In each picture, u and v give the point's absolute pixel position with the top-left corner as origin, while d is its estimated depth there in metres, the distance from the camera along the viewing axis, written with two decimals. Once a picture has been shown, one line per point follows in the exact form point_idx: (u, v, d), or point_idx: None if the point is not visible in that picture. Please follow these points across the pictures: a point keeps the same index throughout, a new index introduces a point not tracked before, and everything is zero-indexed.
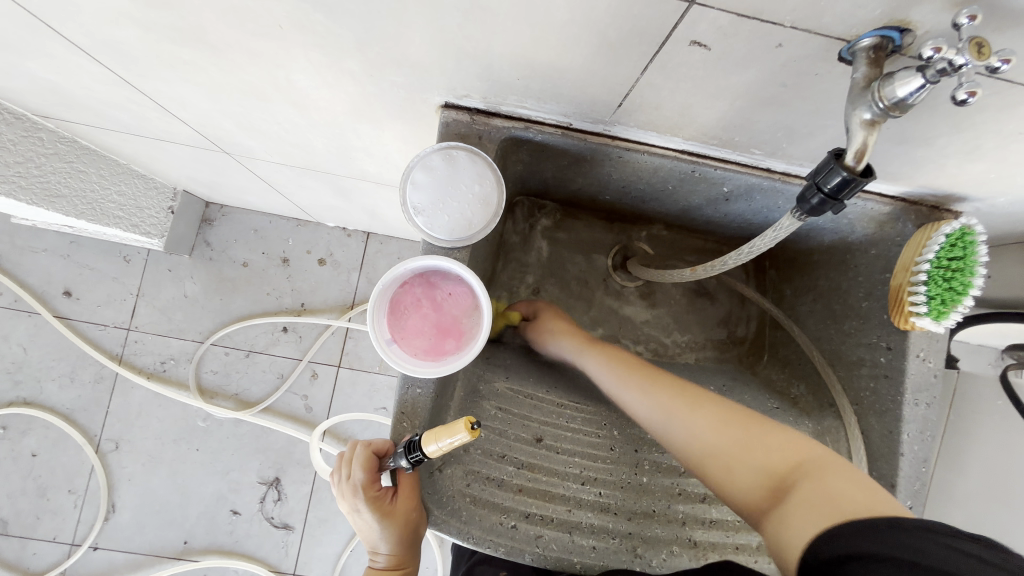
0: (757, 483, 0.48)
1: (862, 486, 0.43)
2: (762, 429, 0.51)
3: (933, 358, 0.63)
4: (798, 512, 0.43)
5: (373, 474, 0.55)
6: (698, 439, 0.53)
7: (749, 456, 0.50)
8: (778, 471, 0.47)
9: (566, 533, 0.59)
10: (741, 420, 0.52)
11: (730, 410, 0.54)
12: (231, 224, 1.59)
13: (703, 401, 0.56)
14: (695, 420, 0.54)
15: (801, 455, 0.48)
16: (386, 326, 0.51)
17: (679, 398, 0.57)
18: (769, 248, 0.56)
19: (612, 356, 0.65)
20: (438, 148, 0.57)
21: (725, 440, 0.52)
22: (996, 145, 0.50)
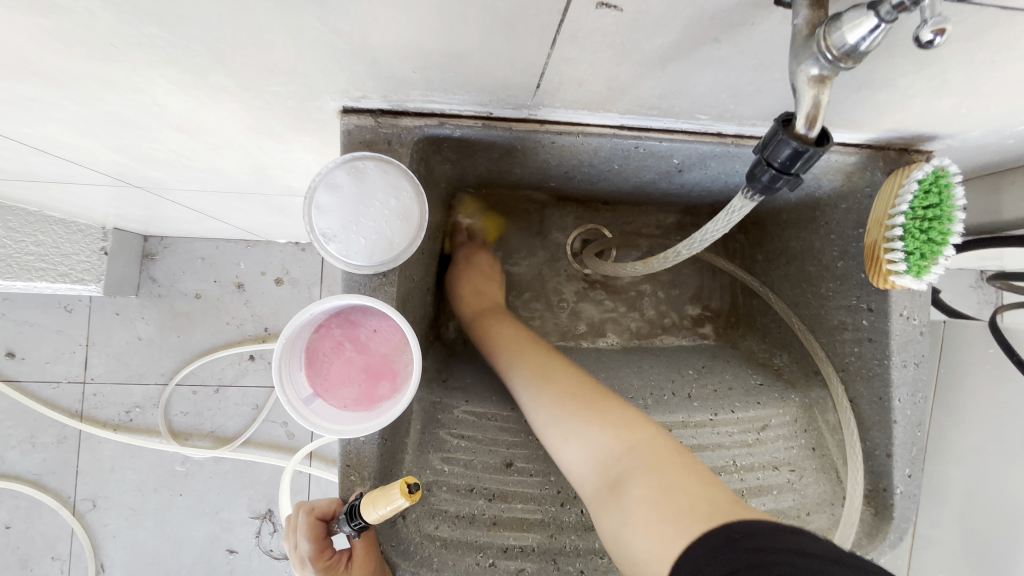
0: (597, 472, 0.49)
1: (689, 475, 0.45)
2: (603, 416, 0.51)
3: (917, 315, 0.58)
4: (635, 503, 0.44)
5: (322, 542, 0.50)
6: (552, 416, 0.54)
7: (585, 437, 0.50)
8: (610, 458, 0.48)
9: (550, 562, 0.55)
10: (605, 406, 0.52)
11: (610, 409, 0.52)
12: (175, 256, 1.48)
13: (574, 385, 0.55)
14: (565, 419, 0.52)
15: (640, 436, 0.49)
16: (305, 381, 0.44)
17: (557, 379, 0.56)
18: (721, 235, 0.52)
19: (514, 334, 0.64)
20: (340, 162, 0.49)
21: (576, 405, 0.53)
22: (965, 79, 0.43)
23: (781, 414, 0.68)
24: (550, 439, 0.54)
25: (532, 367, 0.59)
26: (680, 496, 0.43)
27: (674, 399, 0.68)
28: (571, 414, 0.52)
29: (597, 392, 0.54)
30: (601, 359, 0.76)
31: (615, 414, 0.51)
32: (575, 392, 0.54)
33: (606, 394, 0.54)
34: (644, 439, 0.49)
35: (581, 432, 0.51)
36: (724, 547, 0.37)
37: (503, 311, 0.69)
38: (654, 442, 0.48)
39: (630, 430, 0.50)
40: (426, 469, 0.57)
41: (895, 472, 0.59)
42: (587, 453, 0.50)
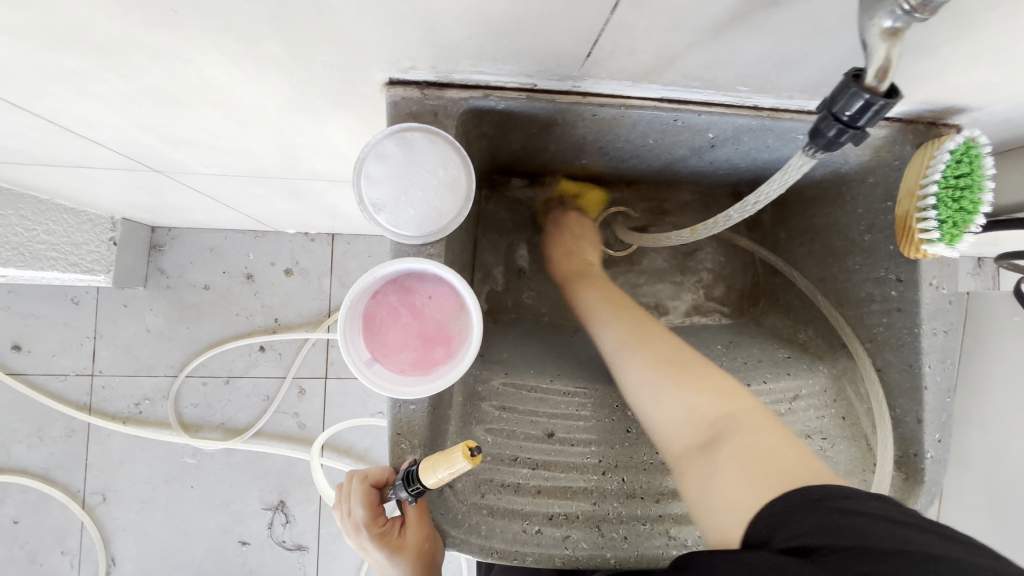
0: (690, 429, 0.50)
1: (789, 446, 0.45)
2: (703, 382, 0.52)
3: (946, 284, 0.60)
4: (726, 461, 0.45)
5: (375, 509, 0.51)
6: (641, 377, 0.56)
7: (679, 399, 0.52)
8: (704, 422, 0.50)
9: (594, 528, 0.56)
10: (694, 373, 0.54)
11: (711, 378, 0.53)
12: (184, 246, 1.47)
13: (666, 348, 0.57)
14: (659, 381, 0.54)
15: (738, 405, 0.50)
16: (364, 345, 0.45)
17: (647, 342, 0.58)
18: (779, 195, 0.51)
19: (601, 297, 0.66)
20: (390, 133, 0.50)
21: (674, 366, 0.55)
22: (1005, 46, 0.45)
23: (810, 385, 0.71)
24: (640, 398, 0.55)
25: (624, 329, 0.60)
26: (773, 460, 0.43)
27: None
28: (666, 376, 0.54)
29: (695, 361, 0.55)
30: None
31: (715, 382, 0.52)
32: (677, 358, 0.56)
33: (706, 363, 0.55)
34: (741, 409, 0.49)
35: (676, 393, 0.52)
36: (802, 507, 0.38)
37: (598, 275, 0.71)
38: (752, 413, 0.49)
39: (729, 400, 0.50)
40: (470, 439, 0.58)
41: (927, 438, 0.60)
42: (679, 415, 0.51)
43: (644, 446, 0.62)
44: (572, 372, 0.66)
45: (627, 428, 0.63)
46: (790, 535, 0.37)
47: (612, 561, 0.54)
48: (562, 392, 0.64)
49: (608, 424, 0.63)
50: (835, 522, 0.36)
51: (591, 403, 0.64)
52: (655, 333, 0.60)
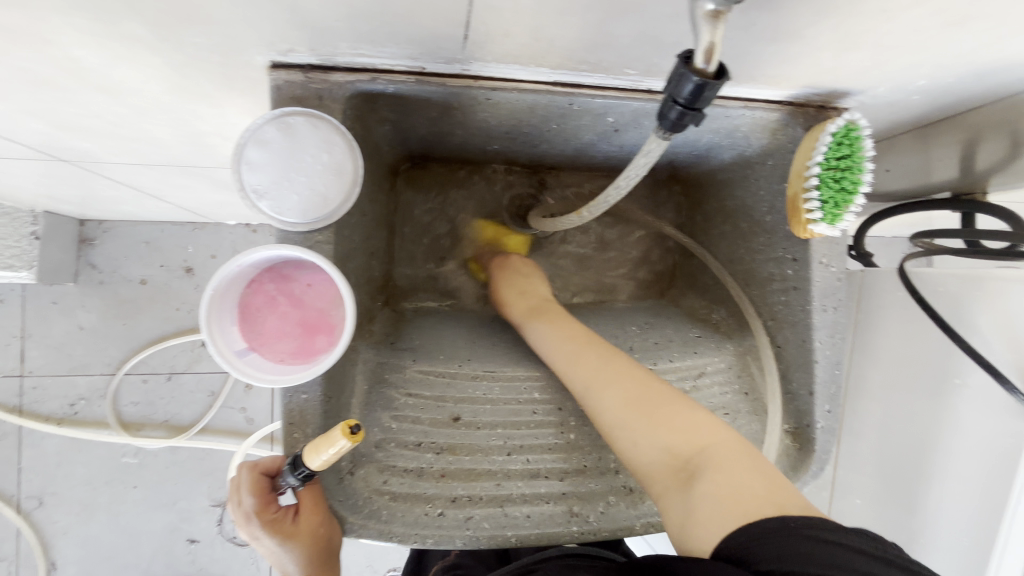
0: (670, 467, 0.48)
1: (756, 476, 0.44)
2: (672, 419, 0.50)
3: (835, 262, 0.63)
4: (705, 502, 0.44)
5: (267, 496, 0.50)
6: (605, 408, 0.55)
7: (655, 436, 0.50)
8: (688, 453, 0.48)
9: (498, 508, 0.57)
10: (641, 408, 0.52)
11: (678, 412, 0.51)
12: (117, 240, 1.39)
13: (624, 377, 0.55)
14: (629, 419, 0.52)
15: (708, 441, 0.48)
16: (238, 335, 0.44)
17: (595, 371, 0.57)
18: (643, 176, 0.53)
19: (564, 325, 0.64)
20: (268, 117, 0.48)
21: (623, 394, 0.54)
22: (867, 30, 0.46)
23: (717, 361, 0.72)
24: (614, 433, 0.54)
25: (576, 360, 0.59)
26: (748, 496, 0.43)
27: None
28: (638, 414, 0.52)
29: (663, 392, 0.53)
30: (549, 319, 0.76)
31: (683, 415, 0.51)
32: (636, 395, 0.53)
33: (678, 398, 0.52)
34: (707, 447, 0.48)
35: (648, 433, 0.51)
36: (781, 533, 0.39)
37: (550, 306, 0.68)
38: (725, 444, 0.48)
39: (695, 439, 0.48)
40: (374, 426, 0.58)
41: (818, 409, 0.63)
42: (658, 445, 0.49)
43: (548, 427, 0.62)
44: (482, 357, 0.66)
45: (533, 410, 0.63)
46: (766, 559, 0.38)
47: (514, 539, 0.55)
48: (470, 376, 0.64)
49: (514, 407, 0.63)
50: (800, 549, 0.37)
51: (500, 385, 0.64)
52: (617, 366, 0.57)
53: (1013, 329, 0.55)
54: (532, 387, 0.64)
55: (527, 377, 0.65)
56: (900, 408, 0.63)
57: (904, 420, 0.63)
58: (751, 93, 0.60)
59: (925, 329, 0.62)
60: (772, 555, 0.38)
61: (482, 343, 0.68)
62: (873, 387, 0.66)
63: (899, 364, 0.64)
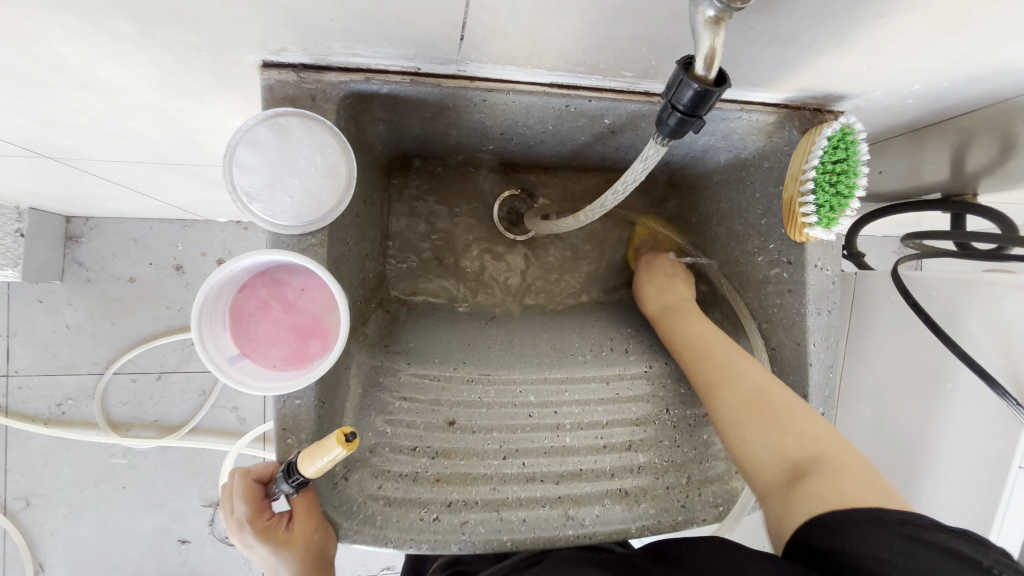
0: (779, 466, 0.51)
1: (869, 486, 0.46)
2: (796, 422, 0.52)
3: (829, 266, 0.63)
4: (803, 498, 0.47)
5: (260, 503, 0.50)
6: (728, 406, 0.57)
7: (769, 435, 0.53)
8: (799, 459, 0.50)
9: (493, 512, 0.56)
10: (769, 408, 0.55)
11: (803, 418, 0.53)
12: (104, 237, 1.35)
13: (745, 374, 0.58)
14: (752, 418, 0.55)
15: (829, 448, 0.50)
16: (230, 341, 0.43)
17: (719, 372, 0.60)
18: (640, 181, 0.53)
19: (686, 322, 0.68)
20: (261, 118, 0.47)
21: (747, 390, 0.57)
22: (864, 34, 0.46)
23: None
24: (728, 430, 0.57)
25: (702, 356, 0.63)
26: (859, 501, 0.44)
27: (613, 354, 0.70)
28: (757, 415, 0.55)
29: (790, 401, 0.55)
30: (544, 321, 0.76)
31: (806, 421, 0.53)
32: (761, 396, 0.56)
33: (796, 404, 0.54)
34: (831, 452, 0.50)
35: (761, 431, 0.54)
36: (870, 524, 0.42)
37: (689, 303, 0.71)
38: (850, 456, 0.49)
39: (816, 444, 0.51)
40: (368, 430, 0.58)
41: (811, 411, 0.63)
42: (770, 444, 0.53)
43: (544, 430, 0.62)
44: (478, 360, 0.65)
45: (529, 413, 0.63)
46: (838, 542, 0.43)
47: (509, 544, 0.55)
48: (465, 379, 0.64)
49: (510, 411, 0.63)
50: (876, 540, 0.42)
51: (495, 389, 0.64)
52: (736, 368, 0.60)
53: (1004, 333, 0.55)
54: (527, 390, 0.64)
55: (522, 380, 0.65)
56: (891, 410, 0.64)
57: (896, 423, 0.63)
58: (748, 96, 0.60)
59: (917, 332, 0.62)
60: (838, 538, 0.43)
61: (478, 346, 0.68)
62: (865, 389, 0.67)
63: (891, 367, 0.64)
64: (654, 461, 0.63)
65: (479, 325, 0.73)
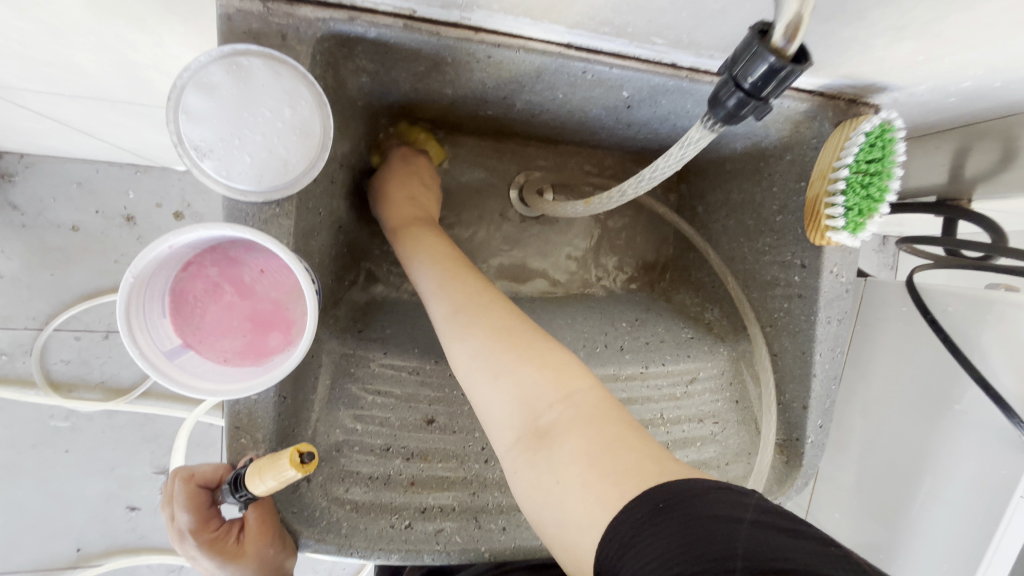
0: (527, 420, 0.42)
1: (621, 434, 0.39)
2: (542, 366, 0.43)
3: (845, 272, 0.59)
4: (571, 470, 0.38)
5: (207, 512, 0.42)
6: (472, 356, 0.45)
7: (515, 381, 0.43)
8: (545, 413, 0.41)
9: (471, 520, 0.52)
10: (514, 344, 0.44)
11: (550, 351, 0.44)
12: (43, 177, 1.13)
13: (484, 307, 0.47)
14: (496, 357, 0.44)
15: (572, 394, 0.41)
16: (171, 331, 0.36)
17: (467, 301, 0.48)
18: (671, 173, 0.49)
19: (429, 245, 0.55)
20: (215, 55, 0.38)
21: (485, 325, 0.46)
22: (933, 17, 0.40)
23: (709, 366, 0.68)
24: (465, 379, 0.46)
25: (453, 277, 0.51)
26: (618, 461, 0.36)
27: (606, 351, 0.65)
28: (505, 351, 0.44)
29: (532, 336, 0.45)
30: (534, 310, 0.71)
31: (541, 361, 0.43)
32: (502, 331, 0.45)
33: (544, 339, 0.45)
34: (571, 403, 0.41)
35: (505, 380, 0.43)
36: (657, 521, 0.32)
37: (433, 224, 0.59)
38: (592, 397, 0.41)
39: (565, 390, 0.42)
40: (336, 427, 0.51)
41: (809, 423, 0.60)
42: (513, 397, 0.42)
43: None
44: None
45: None
46: (637, 566, 0.31)
47: (487, 554, 0.50)
48: (448, 373, 0.58)
49: None
50: (691, 537, 0.30)
51: None
52: (473, 297, 0.49)
53: None
54: None
55: None
56: (890, 425, 0.62)
57: (897, 438, 0.61)
58: None
59: (924, 346, 0.59)
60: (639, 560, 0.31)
61: None
62: (863, 401, 0.65)
63: (893, 381, 0.62)
64: None
65: None
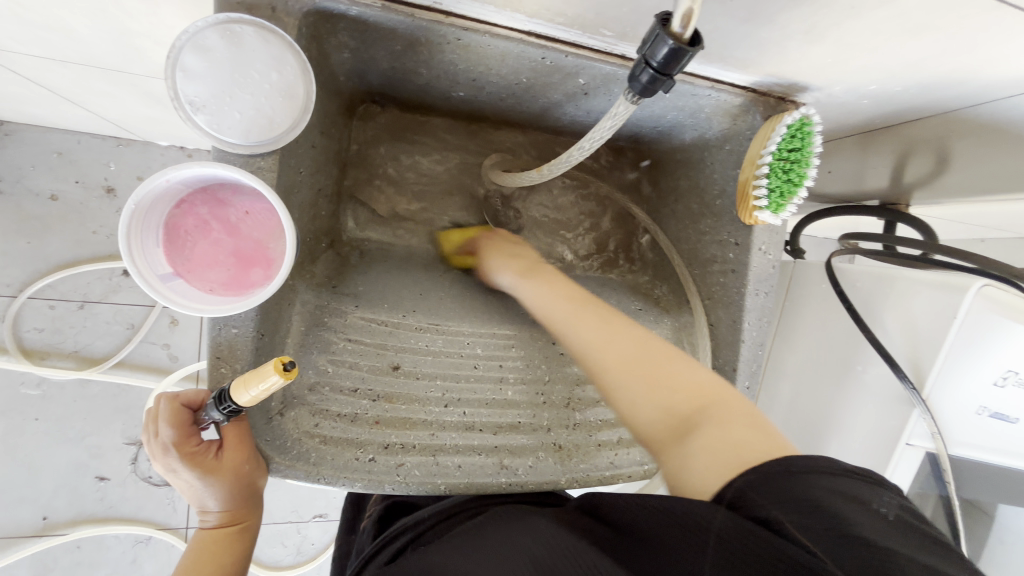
0: (666, 420, 0.48)
1: (752, 428, 0.44)
2: (673, 378, 0.49)
3: (772, 250, 0.66)
4: (704, 457, 0.43)
5: (189, 429, 0.47)
6: (612, 368, 0.52)
7: (652, 390, 0.49)
8: (684, 413, 0.47)
9: (430, 457, 0.57)
10: (647, 360, 0.51)
11: (681, 368, 0.50)
12: (22, 144, 1.07)
13: (620, 331, 0.54)
14: (631, 372, 0.50)
15: (714, 398, 0.47)
16: (163, 259, 0.41)
17: (596, 325, 0.55)
18: (606, 139, 0.54)
19: (560, 284, 0.62)
20: (211, 21, 0.43)
21: (619, 346, 0.52)
22: (832, 24, 0.48)
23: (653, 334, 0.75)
24: (609, 387, 0.51)
25: (583, 307, 0.58)
26: (753, 446, 0.42)
27: None
28: (639, 369, 0.50)
29: (671, 354, 0.52)
30: (499, 281, 0.76)
31: (686, 375, 0.49)
32: (636, 351, 0.52)
33: (668, 355, 0.51)
34: (727, 403, 0.47)
35: (653, 386, 0.49)
36: (775, 479, 0.39)
37: (545, 265, 0.65)
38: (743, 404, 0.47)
39: (701, 394, 0.48)
40: (309, 368, 0.57)
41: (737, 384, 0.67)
42: (649, 401, 0.49)
43: (487, 382, 0.63)
44: (427, 310, 0.65)
45: (474, 364, 0.64)
46: (765, 506, 0.38)
47: (443, 487, 0.56)
48: (415, 327, 0.64)
49: (455, 360, 0.63)
50: (802, 495, 0.38)
51: (443, 339, 0.64)
52: (620, 321, 0.55)
53: None
54: (473, 342, 0.65)
55: (471, 333, 0.65)
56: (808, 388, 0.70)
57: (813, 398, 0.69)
58: (718, 74, 0.61)
59: (837, 318, 0.68)
60: (761, 503, 0.38)
61: (428, 296, 0.67)
62: (788, 369, 0.72)
63: (812, 350, 0.70)
64: (590, 420, 0.65)
65: (432, 277, 0.72)
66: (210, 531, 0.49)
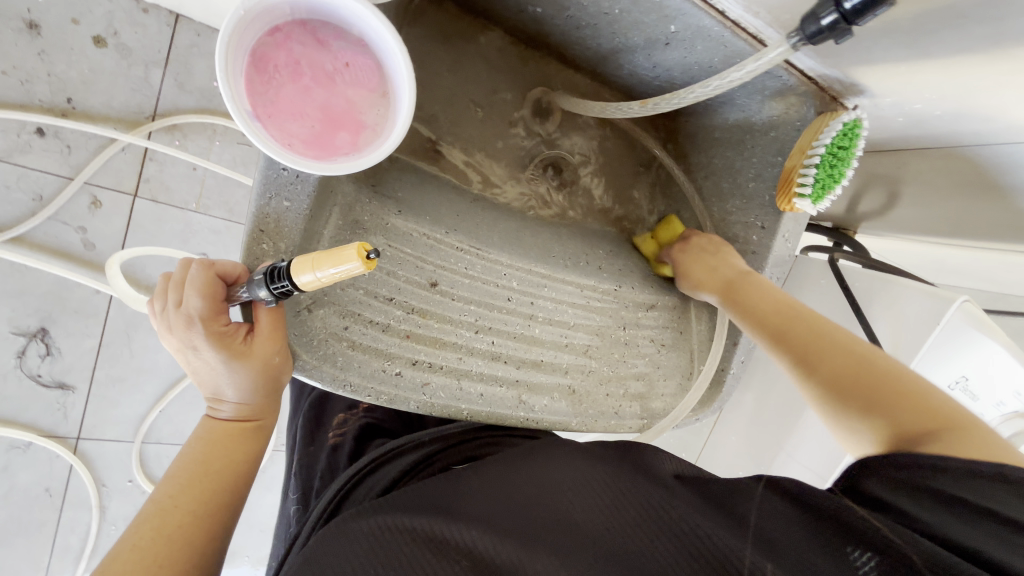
0: (875, 434, 0.47)
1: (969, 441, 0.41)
2: (884, 391, 0.48)
3: (792, 240, 0.71)
4: None
5: (219, 306, 0.42)
6: (814, 386, 0.53)
7: (856, 403, 0.49)
8: (889, 426, 0.46)
9: (455, 380, 0.55)
10: (852, 374, 0.50)
11: (891, 382, 0.48)
12: None
13: (818, 345, 0.54)
14: (835, 387, 0.51)
15: (926, 412, 0.45)
16: (246, 94, 0.39)
17: (801, 343, 0.55)
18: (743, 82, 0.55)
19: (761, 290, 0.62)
20: None
21: (822, 362, 0.53)
22: (930, 31, 0.50)
23: (666, 300, 0.75)
24: (833, 415, 0.50)
25: (779, 319, 0.58)
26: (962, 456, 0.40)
27: (587, 267, 0.70)
28: (841, 384, 0.50)
29: (870, 364, 0.50)
30: (526, 220, 0.73)
31: (901, 388, 0.47)
32: (839, 366, 0.51)
33: (875, 367, 0.50)
34: (941, 414, 0.44)
35: (913, 438, 0.44)
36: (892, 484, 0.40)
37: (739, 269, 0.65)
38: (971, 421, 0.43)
39: (911, 405, 0.46)
40: None
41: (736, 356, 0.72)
42: (856, 415, 0.49)
43: (519, 316, 0.62)
44: (469, 232, 0.62)
45: (508, 297, 0.62)
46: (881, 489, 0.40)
47: (464, 412, 0.55)
48: (455, 247, 0.60)
49: (491, 289, 0.61)
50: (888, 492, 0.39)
51: (483, 264, 0.61)
52: (829, 334, 0.55)
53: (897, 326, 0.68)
54: (512, 275, 0.63)
55: (510, 265, 0.63)
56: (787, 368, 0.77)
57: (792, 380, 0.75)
58: (795, 56, 0.62)
59: (831, 310, 0.75)
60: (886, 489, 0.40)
61: (466, 219, 0.64)
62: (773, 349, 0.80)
63: None
64: (604, 369, 0.66)
65: (465, 202, 0.68)
66: (221, 423, 0.45)
